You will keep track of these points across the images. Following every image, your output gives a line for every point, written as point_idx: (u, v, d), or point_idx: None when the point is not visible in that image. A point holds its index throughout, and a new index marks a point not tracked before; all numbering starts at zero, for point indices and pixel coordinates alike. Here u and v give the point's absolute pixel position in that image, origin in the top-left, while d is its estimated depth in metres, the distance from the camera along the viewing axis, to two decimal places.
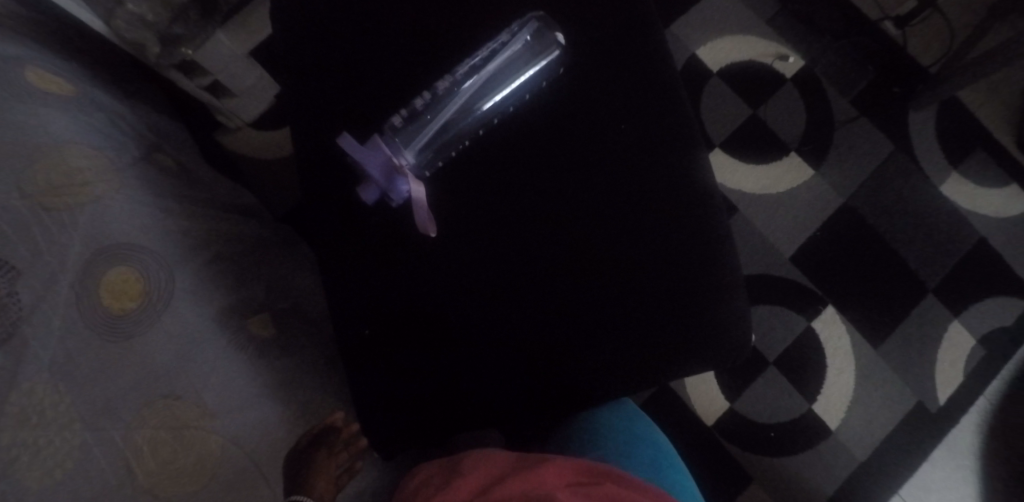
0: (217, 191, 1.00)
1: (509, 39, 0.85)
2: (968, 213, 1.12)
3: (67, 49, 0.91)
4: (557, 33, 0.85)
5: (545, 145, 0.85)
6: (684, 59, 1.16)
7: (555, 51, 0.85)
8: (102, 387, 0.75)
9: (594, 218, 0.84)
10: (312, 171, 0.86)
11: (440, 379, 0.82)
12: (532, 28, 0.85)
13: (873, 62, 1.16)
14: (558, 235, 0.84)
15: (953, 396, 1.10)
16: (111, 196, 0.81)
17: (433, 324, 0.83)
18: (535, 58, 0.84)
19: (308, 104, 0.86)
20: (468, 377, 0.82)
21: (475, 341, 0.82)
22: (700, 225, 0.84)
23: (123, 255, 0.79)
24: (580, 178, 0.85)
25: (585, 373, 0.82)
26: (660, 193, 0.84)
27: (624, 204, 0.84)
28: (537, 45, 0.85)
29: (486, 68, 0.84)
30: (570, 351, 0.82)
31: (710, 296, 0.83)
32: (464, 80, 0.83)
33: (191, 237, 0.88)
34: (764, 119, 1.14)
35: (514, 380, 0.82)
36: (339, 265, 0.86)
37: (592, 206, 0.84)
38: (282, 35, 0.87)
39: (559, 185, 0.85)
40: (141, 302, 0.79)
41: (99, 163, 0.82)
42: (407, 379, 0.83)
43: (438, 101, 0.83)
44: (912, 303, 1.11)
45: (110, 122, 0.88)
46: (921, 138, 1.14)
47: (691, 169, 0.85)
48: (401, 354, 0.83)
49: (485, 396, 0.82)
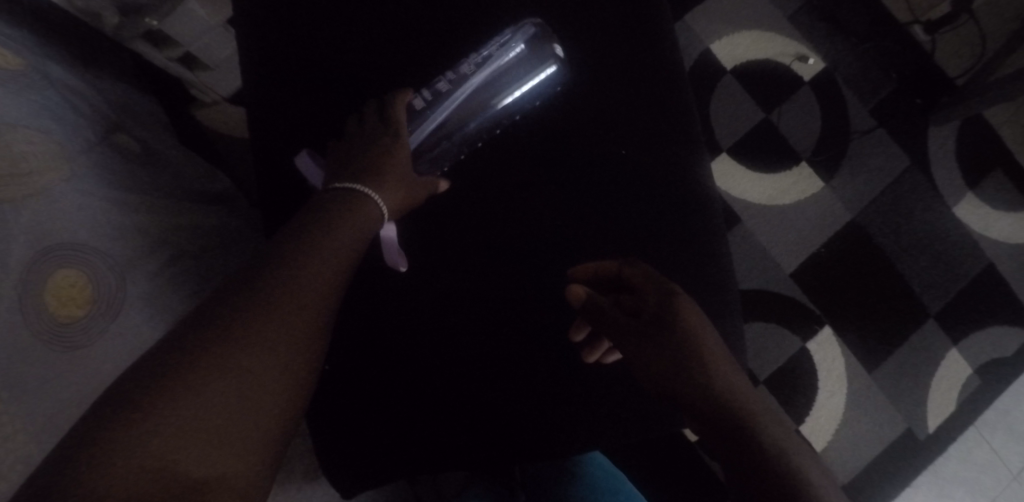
0: (186, 174, 0.92)
1: (498, 49, 0.76)
2: (978, 237, 1.08)
3: (20, 11, 0.81)
4: (554, 45, 0.76)
5: (535, 165, 0.80)
6: (697, 54, 1.08)
7: (551, 64, 0.76)
8: (48, 403, 0.66)
9: (581, 246, 0.78)
10: (275, 188, 0.79)
11: (409, 413, 0.76)
12: (526, 35, 0.76)
13: (897, 70, 1.09)
14: (542, 262, 0.79)
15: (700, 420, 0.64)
16: (61, 187, 0.72)
17: (413, 362, 0.77)
18: (530, 71, 0.76)
19: (277, 113, 0.79)
20: (449, 420, 0.76)
21: (455, 381, 0.77)
22: (701, 266, 0.79)
23: (74, 257, 0.71)
24: (568, 201, 0.79)
25: (561, 413, 0.77)
26: (658, 226, 0.78)
27: (623, 240, 0.78)
28: (533, 55, 0.76)
29: (473, 83, 0.75)
30: (560, 393, 0.77)
31: None
32: (448, 97, 0.75)
33: (148, 234, 0.80)
34: (777, 125, 1.08)
35: (480, 416, 0.76)
36: None
37: (581, 233, 0.79)
38: (250, 34, 0.80)
39: (546, 209, 0.79)
40: (90, 309, 0.71)
41: (50, 148, 0.73)
42: (380, 425, 0.76)
43: (413, 117, 0.75)
44: (911, 327, 1.08)
45: (68, 99, 0.80)
46: (938, 154, 1.09)
47: (694, 201, 0.80)
48: (373, 395, 0.76)
49: (450, 431, 0.76)
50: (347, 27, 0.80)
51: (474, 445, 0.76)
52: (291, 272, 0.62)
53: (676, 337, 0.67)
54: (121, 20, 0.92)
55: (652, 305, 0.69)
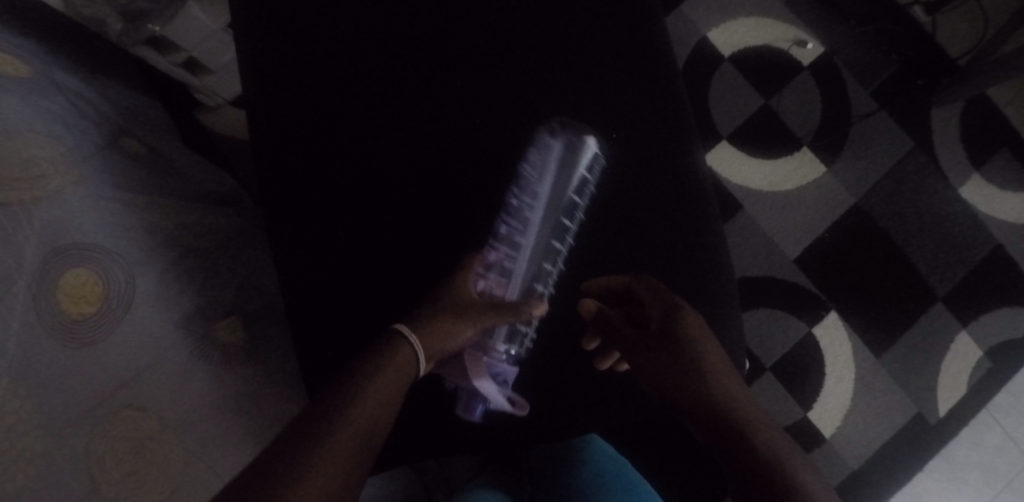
0: (194, 178, 0.94)
1: (546, 155, 0.81)
2: (986, 218, 1.07)
3: (28, 22, 0.84)
4: (587, 138, 0.81)
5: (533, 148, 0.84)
6: (694, 42, 1.09)
7: (590, 155, 0.81)
8: (61, 398, 0.68)
9: (580, 222, 0.83)
10: (280, 179, 0.82)
11: (423, 398, 0.79)
12: (553, 142, 0.81)
13: (898, 51, 1.08)
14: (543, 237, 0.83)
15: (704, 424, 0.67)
16: (69, 189, 0.74)
17: None
18: (576, 166, 0.81)
19: (278, 100, 0.83)
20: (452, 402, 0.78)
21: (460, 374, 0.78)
22: (694, 232, 0.83)
23: (83, 255, 0.73)
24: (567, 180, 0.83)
25: (571, 391, 0.80)
26: (653, 198, 0.83)
27: (614, 216, 0.83)
28: (574, 150, 0.81)
29: (530, 206, 0.80)
30: (568, 370, 0.80)
31: (702, 306, 0.82)
32: (518, 225, 0.80)
33: (157, 233, 0.82)
34: (777, 111, 1.08)
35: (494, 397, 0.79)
36: (306, 272, 0.81)
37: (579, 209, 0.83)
38: (248, 24, 0.84)
39: None
40: (101, 306, 0.73)
41: (57, 152, 0.75)
42: None
43: (514, 245, 0.79)
44: (919, 310, 1.07)
45: (77, 106, 0.82)
46: (943, 136, 1.08)
47: (686, 173, 0.84)
48: None
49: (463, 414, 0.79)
50: (344, 15, 0.84)
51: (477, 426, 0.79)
52: (367, 379, 0.66)
53: (677, 346, 0.71)
54: (126, 27, 0.96)
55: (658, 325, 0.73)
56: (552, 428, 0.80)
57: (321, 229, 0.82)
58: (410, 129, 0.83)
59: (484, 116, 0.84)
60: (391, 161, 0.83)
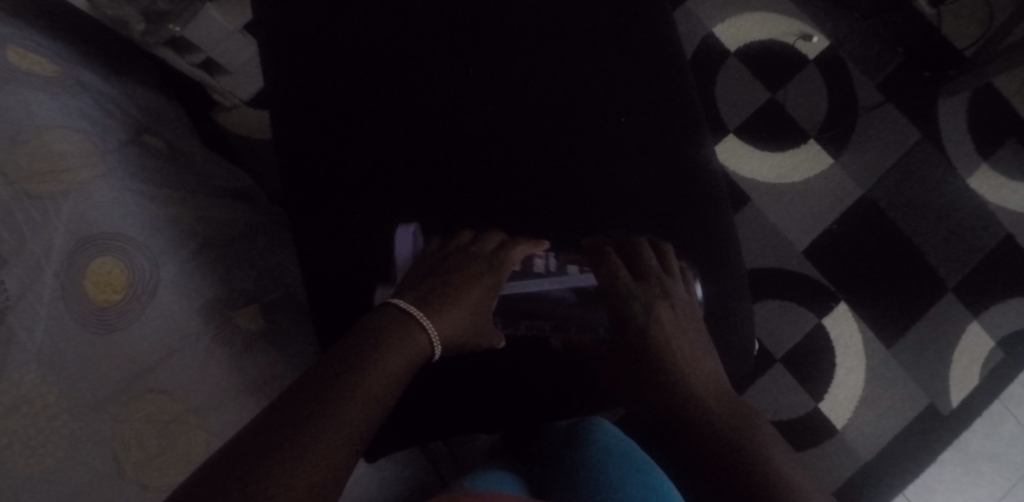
0: (212, 175, 0.98)
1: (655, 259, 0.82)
2: (997, 209, 1.07)
3: (53, 24, 0.87)
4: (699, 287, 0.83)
5: (548, 138, 0.86)
6: (700, 37, 1.10)
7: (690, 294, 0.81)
8: (89, 382, 0.71)
9: (594, 210, 0.85)
10: (301, 168, 0.83)
11: (447, 395, 0.80)
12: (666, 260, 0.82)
13: (903, 44, 1.09)
14: (557, 224, 0.85)
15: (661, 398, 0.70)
16: (96, 181, 0.78)
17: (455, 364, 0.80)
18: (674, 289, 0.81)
19: (298, 91, 0.84)
20: (475, 379, 0.80)
21: (488, 356, 0.80)
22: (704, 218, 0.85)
23: (109, 244, 0.76)
24: (581, 169, 0.85)
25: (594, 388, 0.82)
26: (665, 185, 0.85)
27: (628, 202, 0.85)
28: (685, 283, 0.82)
29: (551, 282, 0.77)
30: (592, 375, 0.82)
31: (711, 287, 0.84)
32: (542, 275, 0.77)
33: (179, 224, 0.85)
34: (783, 104, 1.09)
35: (517, 396, 0.81)
36: (325, 255, 0.82)
37: (594, 197, 0.85)
38: (268, 15, 0.84)
39: (560, 179, 0.85)
40: (127, 293, 0.76)
41: (83, 147, 0.78)
42: (419, 409, 0.80)
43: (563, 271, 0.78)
44: (929, 300, 1.08)
45: (99, 104, 0.85)
46: (951, 127, 1.08)
47: (694, 160, 0.86)
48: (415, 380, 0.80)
49: (488, 410, 0.81)
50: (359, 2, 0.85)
51: (497, 402, 0.81)
52: (370, 355, 0.63)
53: (648, 322, 0.74)
54: (147, 28, 0.94)
55: (630, 310, 0.75)
56: (571, 402, 0.83)
57: (340, 215, 0.83)
58: (431, 122, 0.85)
59: (508, 113, 0.86)
60: (413, 150, 0.84)
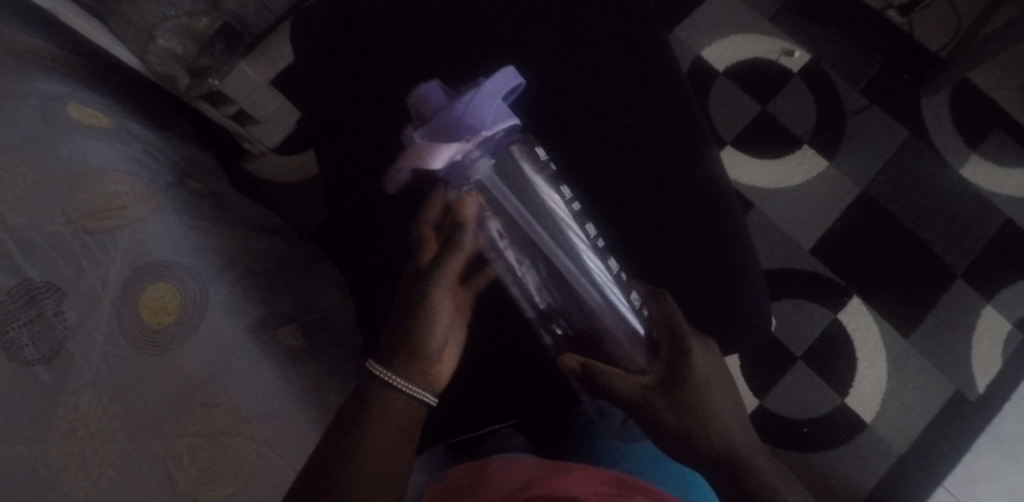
0: (249, 215, 1.05)
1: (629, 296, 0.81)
2: (992, 196, 1.12)
3: (107, 86, 0.98)
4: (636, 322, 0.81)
5: (561, 141, 0.92)
6: (690, 61, 1.19)
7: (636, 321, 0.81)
8: (143, 397, 0.75)
9: (608, 202, 0.90)
10: (341, 183, 0.92)
11: (483, 380, 0.85)
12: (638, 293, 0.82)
13: (880, 51, 1.17)
14: None
15: (713, 452, 0.74)
16: (147, 217, 0.83)
17: (491, 348, 0.86)
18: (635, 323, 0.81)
19: (332, 116, 0.93)
20: (507, 352, 0.86)
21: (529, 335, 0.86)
22: (714, 207, 0.88)
23: (160, 272, 0.80)
24: (595, 166, 0.91)
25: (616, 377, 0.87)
26: (672, 178, 0.89)
27: (641, 195, 0.90)
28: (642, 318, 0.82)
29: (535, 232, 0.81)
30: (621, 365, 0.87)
31: (725, 269, 0.88)
32: (540, 222, 0.80)
33: (222, 251, 0.90)
34: (774, 115, 1.16)
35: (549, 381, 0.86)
36: (369, 253, 0.90)
37: (607, 191, 0.90)
38: (300, 52, 0.94)
39: (575, 176, 0.91)
40: (179, 315, 0.80)
41: (137, 188, 0.84)
42: (456, 389, 0.85)
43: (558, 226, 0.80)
44: (939, 288, 1.11)
45: (146, 150, 0.94)
46: (936, 123, 1.15)
47: (700, 155, 0.90)
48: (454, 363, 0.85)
49: (520, 394, 0.86)
50: (386, 36, 0.93)
51: (533, 381, 0.86)
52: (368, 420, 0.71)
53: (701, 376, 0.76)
54: (189, 82, 1.05)
55: (688, 353, 0.77)
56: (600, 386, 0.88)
57: (376, 222, 0.91)
58: None
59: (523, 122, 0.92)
60: None
